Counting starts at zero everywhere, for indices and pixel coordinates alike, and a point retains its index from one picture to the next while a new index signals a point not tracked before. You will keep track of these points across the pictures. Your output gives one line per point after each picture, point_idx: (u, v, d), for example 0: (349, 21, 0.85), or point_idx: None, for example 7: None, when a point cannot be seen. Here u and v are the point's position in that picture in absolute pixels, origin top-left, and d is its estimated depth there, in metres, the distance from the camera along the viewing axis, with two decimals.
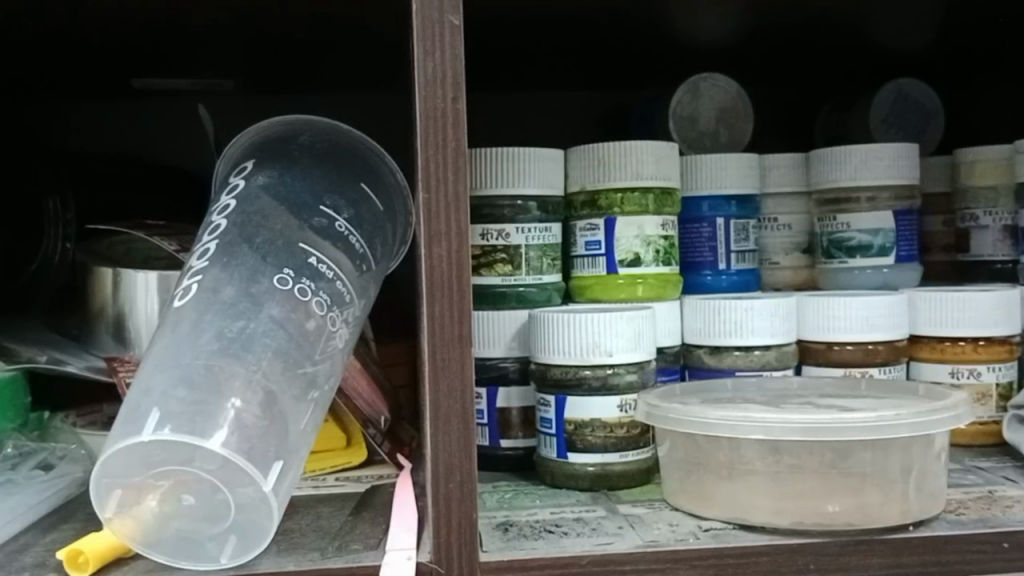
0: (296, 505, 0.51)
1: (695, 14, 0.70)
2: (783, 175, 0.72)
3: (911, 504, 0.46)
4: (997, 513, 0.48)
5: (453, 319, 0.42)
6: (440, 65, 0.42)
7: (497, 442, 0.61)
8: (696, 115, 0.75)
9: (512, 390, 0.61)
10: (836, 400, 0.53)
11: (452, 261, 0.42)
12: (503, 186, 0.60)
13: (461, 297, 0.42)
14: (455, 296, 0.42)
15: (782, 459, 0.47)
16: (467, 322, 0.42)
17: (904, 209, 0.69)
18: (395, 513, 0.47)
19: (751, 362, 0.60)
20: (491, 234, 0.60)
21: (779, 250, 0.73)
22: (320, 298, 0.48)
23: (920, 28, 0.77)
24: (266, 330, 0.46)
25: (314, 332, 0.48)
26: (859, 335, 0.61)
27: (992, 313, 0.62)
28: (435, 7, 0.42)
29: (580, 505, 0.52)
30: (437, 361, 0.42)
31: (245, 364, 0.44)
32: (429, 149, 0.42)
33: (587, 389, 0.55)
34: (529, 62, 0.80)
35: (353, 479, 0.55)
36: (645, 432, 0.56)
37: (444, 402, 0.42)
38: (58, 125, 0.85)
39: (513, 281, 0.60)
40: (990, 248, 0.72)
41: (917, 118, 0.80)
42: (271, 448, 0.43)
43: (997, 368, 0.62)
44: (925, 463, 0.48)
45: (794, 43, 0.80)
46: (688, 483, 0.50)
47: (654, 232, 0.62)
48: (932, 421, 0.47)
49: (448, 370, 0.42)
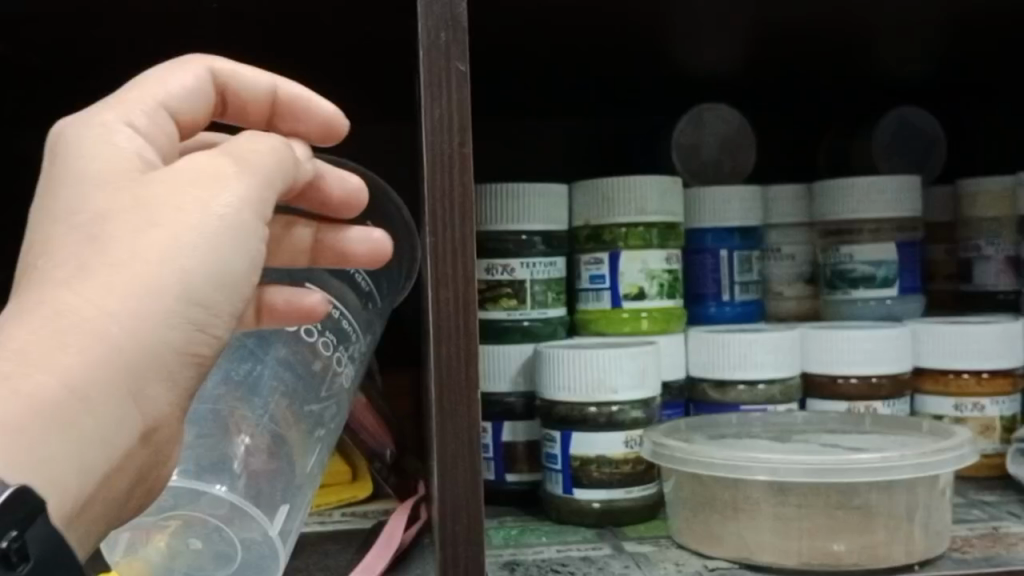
0: (304, 544, 0.51)
1: (699, 45, 0.71)
2: (785, 207, 0.73)
3: (916, 544, 0.47)
4: (1003, 551, 0.48)
5: (452, 252, 0.40)
6: (447, 110, 0.41)
7: (503, 477, 0.61)
8: (698, 145, 0.75)
9: (518, 425, 0.61)
10: (840, 438, 0.53)
11: (457, 249, 0.40)
12: (508, 222, 0.60)
13: (467, 316, 0.41)
14: (457, 258, 0.40)
15: (787, 499, 0.48)
16: (473, 314, 0.41)
17: (907, 240, 0.69)
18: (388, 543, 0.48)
19: (755, 396, 0.60)
20: (497, 269, 0.60)
21: (783, 281, 0.74)
22: (325, 337, 0.50)
23: (922, 58, 0.77)
24: (274, 372, 0.48)
25: (321, 372, 0.49)
26: (863, 368, 0.61)
27: (996, 345, 0.62)
28: (441, 54, 0.41)
29: (586, 543, 0.52)
30: (443, 376, 0.41)
31: (252, 407, 0.47)
32: (434, 176, 0.40)
33: (593, 425, 0.55)
34: (534, 94, 0.80)
35: (359, 515, 0.55)
36: (650, 468, 0.56)
37: (448, 395, 0.41)
38: None
39: (518, 315, 0.61)
40: (992, 278, 0.73)
41: (918, 148, 0.81)
42: (279, 491, 0.46)
43: (1000, 402, 0.62)
44: (930, 501, 0.48)
45: (796, 75, 0.80)
46: (694, 523, 0.50)
47: (658, 266, 0.62)
48: (938, 462, 0.48)
49: (454, 384, 0.41)
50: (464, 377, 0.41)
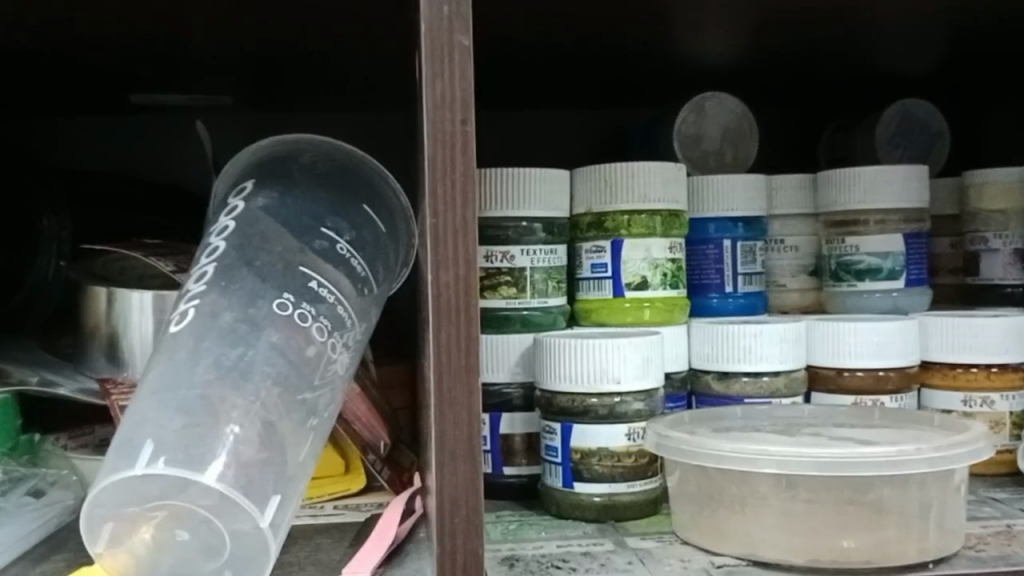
0: (294, 536, 0.49)
1: (702, 34, 0.70)
2: (789, 198, 0.71)
3: (929, 540, 0.45)
4: (1019, 550, 0.47)
5: (456, 232, 0.39)
6: (449, 87, 0.39)
7: (499, 470, 0.60)
8: (700, 134, 0.74)
9: (515, 416, 0.60)
10: (848, 432, 0.52)
11: (458, 230, 0.39)
12: (508, 209, 0.59)
13: (469, 298, 0.39)
14: (459, 238, 0.39)
15: (797, 494, 0.46)
16: (475, 296, 0.39)
17: (914, 231, 0.68)
18: (385, 540, 0.46)
19: (760, 388, 0.59)
20: (495, 257, 0.59)
21: (786, 273, 0.72)
22: (320, 323, 0.45)
23: (926, 50, 0.76)
24: (266, 358, 0.43)
25: (314, 359, 0.45)
26: (870, 361, 0.60)
27: (1006, 339, 0.61)
28: (444, 28, 0.39)
29: (587, 538, 0.51)
30: (442, 360, 0.39)
31: (242, 393, 0.41)
32: (437, 153, 0.39)
33: (594, 417, 0.53)
34: (533, 82, 0.79)
35: (352, 507, 0.54)
36: (653, 461, 0.55)
37: (448, 380, 0.39)
38: (52, 143, 0.83)
39: (518, 305, 0.59)
40: (1000, 271, 0.71)
41: (922, 139, 0.79)
42: (269, 482, 0.40)
43: (1011, 397, 0.61)
44: (944, 498, 0.47)
45: (798, 66, 0.79)
46: (699, 518, 0.49)
47: (661, 255, 0.60)
48: (952, 457, 0.46)
49: (453, 369, 0.39)
50: (464, 362, 0.39)
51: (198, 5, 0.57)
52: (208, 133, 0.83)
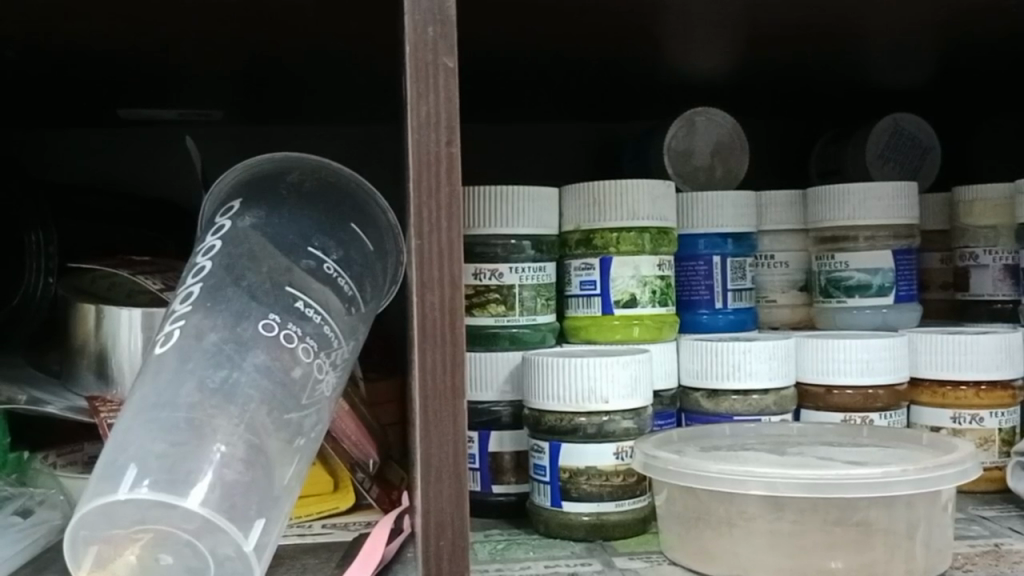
0: (281, 556, 0.49)
1: (693, 49, 0.70)
2: (780, 213, 0.71)
3: (917, 561, 0.46)
4: (1006, 570, 0.47)
5: (439, 254, 0.39)
6: (433, 107, 0.39)
7: (489, 488, 0.59)
8: (691, 149, 0.74)
9: (504, 434, 0.60)
10: (837, 451, 0.52)
11: (443, 250, 0.39)
12: (497, 226, 0.59)
13: (454, 319, 0.39)
14: (444, 261, 0.39)
15: (784, 514, 0.46)
16: (460, 317, 0.39)
17: (902, 247, 0.68)
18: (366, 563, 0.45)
19: (749, 406, 0.59)
20: (484, 274, 0.59)
21: (776, 288, 0.72)
22: (306, 344, 0.45)
23: (916, 65, 0.76)
24: (251, 379, 0.43)
25: (301, 380, 0.45)
26: (859, 379, 0.59)
27: (996, 357, 0.61)
28: (428, 49, 0.39)
29: (575, 558, 0.51)
30: (428, 381, 0.39)
31: (228, 414, 0.41)
32: (421, 174, 0.39)
33: (582, 436, 0.53)
34: (524, 96, 0.79)
35: (340, 526, 0.53)
36: (641, 480, 0.54)
37: (433, 401, 0.39)
38: (42, 158, 0.83)
39: (506, 322, 0.59)
40: (989, 287, 0.71)
41: (913, 153, 0.79)
42: (254, 504, 0.40)
43: (1000, 414, 0.61)
44: (931, 517, 0.47)
45: (790, 81, 0.79)
46: (686, 538, 0.49)
47: (650, 272, 0.60)
48: (939, 477, 0.46)
49: (439, 390, 0.39)
50: (449, 382, 0.39)
51: (188, 20, 0.57)
52: (199, 148, 0.83)
